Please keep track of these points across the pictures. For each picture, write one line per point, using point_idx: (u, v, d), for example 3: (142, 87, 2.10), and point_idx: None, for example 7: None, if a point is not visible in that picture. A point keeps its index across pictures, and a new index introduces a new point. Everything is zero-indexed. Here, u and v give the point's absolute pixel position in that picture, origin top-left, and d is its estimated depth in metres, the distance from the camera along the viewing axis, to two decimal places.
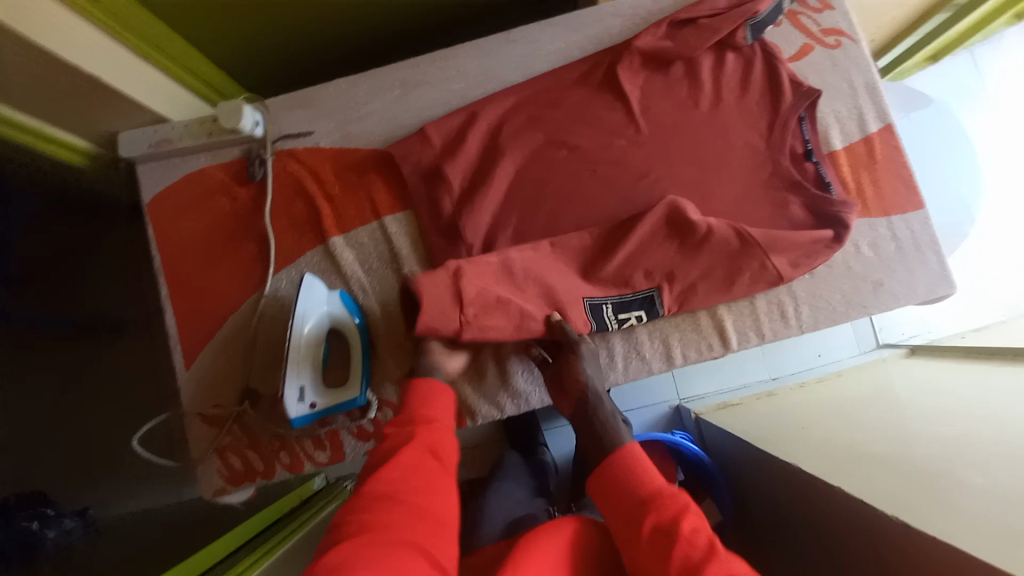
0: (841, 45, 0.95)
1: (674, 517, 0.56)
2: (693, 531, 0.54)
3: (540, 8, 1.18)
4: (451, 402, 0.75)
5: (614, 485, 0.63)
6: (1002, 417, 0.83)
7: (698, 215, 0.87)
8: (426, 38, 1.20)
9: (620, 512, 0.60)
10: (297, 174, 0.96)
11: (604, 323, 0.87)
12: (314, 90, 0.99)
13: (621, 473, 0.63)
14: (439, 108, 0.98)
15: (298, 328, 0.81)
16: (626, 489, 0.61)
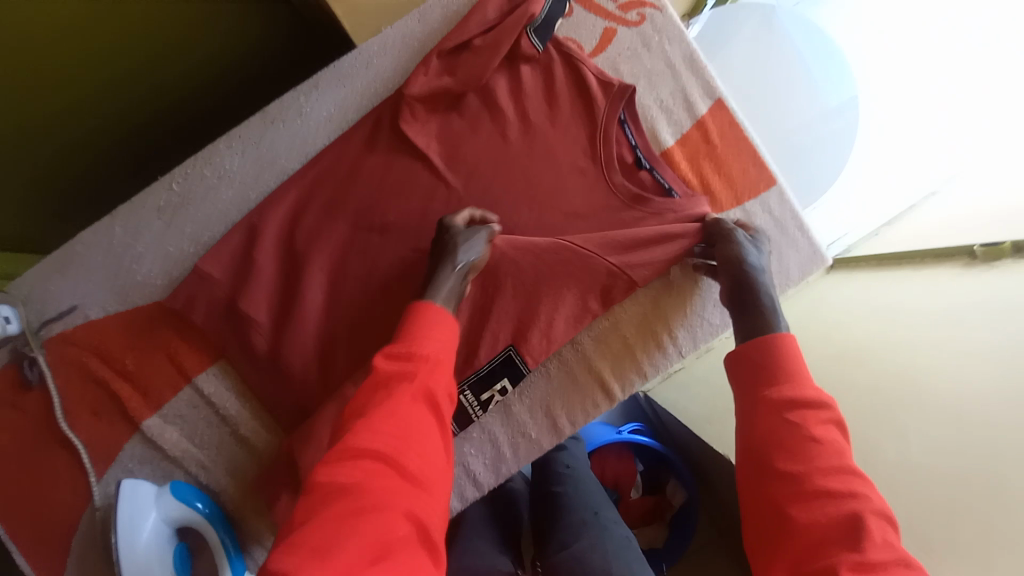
0: (645, 17, 0.81)
1: (812, 412, 0.58)
2: (820, 430, 0.57)
3: None
4: (451, 335, 0.62)
5: (764, 367, 0.63)
6: (948, 347, 0.80)
7: (529, 256, 0.76)
8: None
9: (753, 395, 0.62)
10: (80, 360, 0.80)
11: (467, 414, 0.79)
12: (60, 253, 0.81)
13: (775, 358, 0.63)
14: (215, 227, 0.80)
15: (127, 556, 0.70)
16: (774, 375, 0.62)
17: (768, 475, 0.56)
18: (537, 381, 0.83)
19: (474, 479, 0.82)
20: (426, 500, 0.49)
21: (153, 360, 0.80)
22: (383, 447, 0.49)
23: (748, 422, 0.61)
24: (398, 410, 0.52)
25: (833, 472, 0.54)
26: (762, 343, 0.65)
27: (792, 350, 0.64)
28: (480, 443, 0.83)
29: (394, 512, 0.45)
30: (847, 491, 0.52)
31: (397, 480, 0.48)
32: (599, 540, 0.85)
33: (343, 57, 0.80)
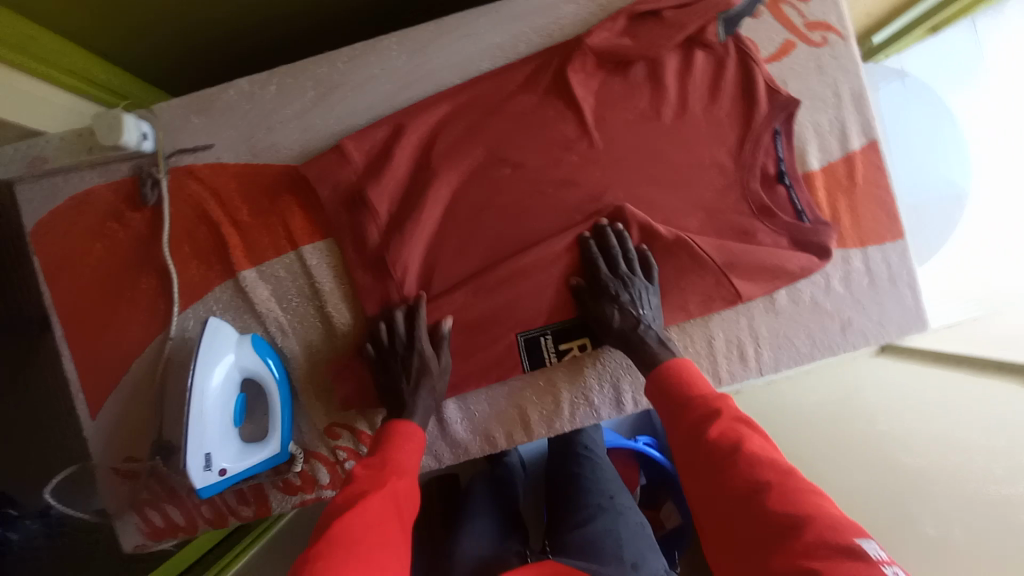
0: (827, 42, 0.81)
1: (718, 419, 0.58)
2: (724, 434, 0.56)
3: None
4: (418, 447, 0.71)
5: (669, 398, 0.66)
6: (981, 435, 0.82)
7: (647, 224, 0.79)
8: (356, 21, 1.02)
9: (672, 423, 0.63)
10: (198, 196, 0.82)
11: (542, 358, 0.81)
12: (213, 92, 0.83)
13: (672, 384, 0.67)
14: (363, 114, 0.83)
15: (201, 389, 0.72)
16: (680, 400, 0.64)
17: (710, 492, 0.55)
18: (613, 352, 0.84)
19: (527, 424, 0.84)
20: (398, 480, 0.64)
21: (268, 218, 0.82)
22: (379, 457, 0.68)
23: (677, 444, 0.61)
24: (371, 501, 0.60)
25: (746, 468, 0.53)
26: (656, 376, 0.69)
27: (682, 374, 0.67)
28: (542, 393, 0.84)
29: (389, 497, 0.61)
30: (758, 484, 0.51)
31: (376, 509, 0.59)
32: (612, 525, 0.88)
33: None
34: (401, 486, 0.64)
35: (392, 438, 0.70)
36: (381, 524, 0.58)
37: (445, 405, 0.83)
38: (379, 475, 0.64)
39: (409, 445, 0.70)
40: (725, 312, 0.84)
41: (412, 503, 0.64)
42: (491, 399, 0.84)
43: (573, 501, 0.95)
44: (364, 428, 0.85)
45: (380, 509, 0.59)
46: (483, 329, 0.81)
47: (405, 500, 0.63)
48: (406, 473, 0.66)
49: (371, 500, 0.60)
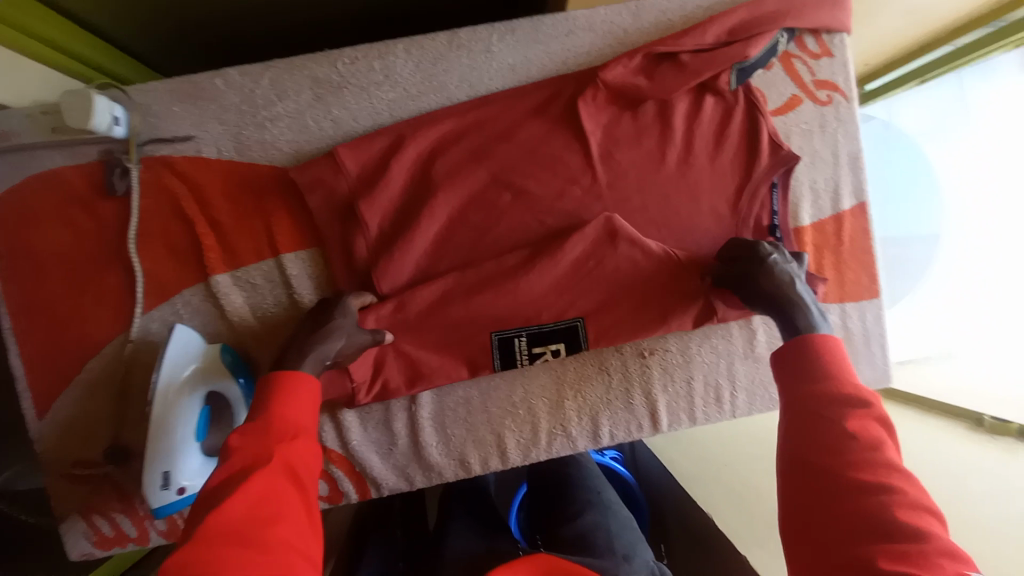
0: (832, 102, 0.83)
1: (864, 413, 0.52)
2: (862, 428, 0.51)
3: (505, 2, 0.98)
4: (315, 399, 0.60)
5: (801, 370, 0.57)
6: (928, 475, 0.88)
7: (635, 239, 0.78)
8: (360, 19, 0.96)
9: (796, 398, 0.55)
10: (173, 192, 0.77)
11: (514, 358, 0.79)
12: (197, 79, 0.76)
13: (811, 358, 0.58)
14: (363, 121, 0.79)
15: (161, 401, 0.68)
16: (816, 377, 0.56)
17: (823, 482, 0.49)
18: (595, 385, 0.84)
19: (503, 453, 0.83)
20: (292, 444, 0.53)
21: (247, 219, 0.77)
22: (264, 420, 0.55)
23: (800, 422, 0.53)
24: (257, 481, 0.48)
25: (877, 469, 0.48)
26: (798, 344, 0.59)
27: (828, 351, 0.58)
28: (521, 423, 0.83)
29: (285, 466, 0.51)
30: (890, 488, 0.47)
31: (265, 483, 0.48)
32: (602, 519, 0.83)
33: (549, 15, 0.80)
34: (295, 453, 0.53)
35: (277, 395, 0.58)
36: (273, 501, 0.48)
37: (420, 428, 0.81)
38: (261, 444, 0.52)
39: (302, 396, 0.59)
40: (711, 339, 0.85)
41: (314, 466, 0.55)
42: (469, 424, 0.82)
43: (559, 506, 0.91)
44: (334, 447, 0.81)
45: (276, 489, 0.49)
46: (470, 353, 0.79)
47: (305, 465, 0.54)
48: (299, 435, 0.55)
49: (261, 478, 0.49)
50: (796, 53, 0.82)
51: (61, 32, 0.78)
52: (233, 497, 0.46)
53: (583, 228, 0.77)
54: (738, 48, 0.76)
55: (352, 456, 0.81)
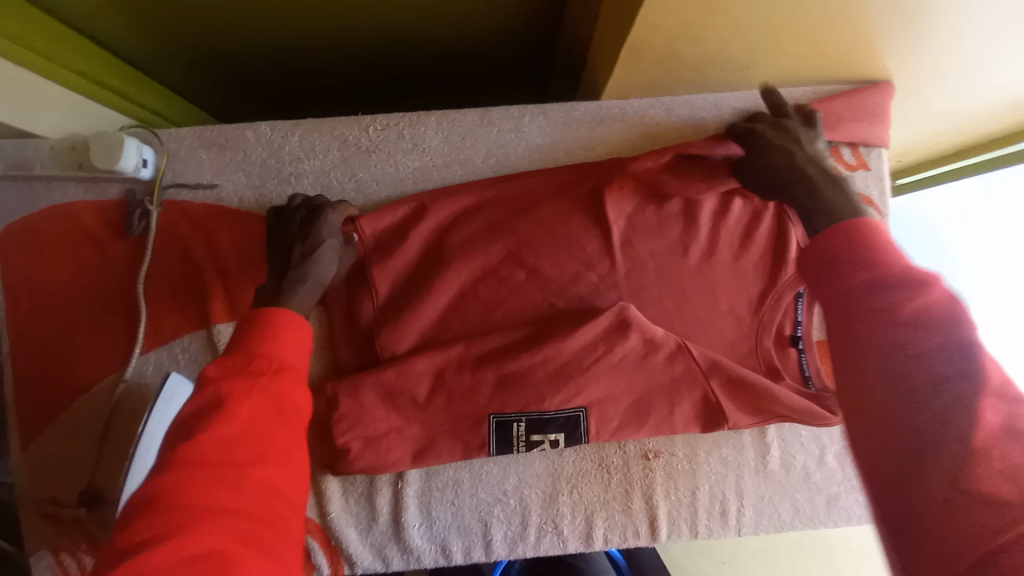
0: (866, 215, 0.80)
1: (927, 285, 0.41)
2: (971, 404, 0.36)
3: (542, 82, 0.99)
4: (310, 342, 0.55)
5: (849, 273, 0.45)
6: None
7: (647, 331, 0.75)
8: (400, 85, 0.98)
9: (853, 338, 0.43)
10: (187, 236, 0.76)
11: (510, 444, 0.75)
12: (229, 129, 0.77)
13: (863, 246, 0.45)
14: (386, 185, 0.79)
15: (144, 455, 0.64)
16: (875, 286, 0.43)
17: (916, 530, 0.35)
18: (593, 481, 0.79)
19: (487, 543, 0.78)
20: (276, 377, 0.49)
21: (257, 270, 0.77)
22: (243, 353, 0.50)
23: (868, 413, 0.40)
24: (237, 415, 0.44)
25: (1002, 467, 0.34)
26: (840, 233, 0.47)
27: (859, 230, 0.47)
28: (510, 513, 0.78)
29: (273, 404, 0.47)
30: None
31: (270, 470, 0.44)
32: None
33: (581, 103, 0.80)
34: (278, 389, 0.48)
35: (261, 330, 0.52)
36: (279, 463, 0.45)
37: (404, 507, 0.77)
38: (238, 374, 0.47)
39: (290, 331, 0.54)
40: (720, 448, 0.80)
41: (301, 421, 0.49)
42: (454, 509, 0.78)
43: None
44: (312, 516, 0.77)
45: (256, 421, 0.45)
46: (465, 435, 0.75)
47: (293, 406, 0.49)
48: (292, 377, 0.50)
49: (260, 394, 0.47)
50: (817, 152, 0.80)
51: (108, 72, 0.79)
52: (204, 437, 0.42)
53: (594, 317, 0.74)
54: None
55: (329, 527, 0.77)
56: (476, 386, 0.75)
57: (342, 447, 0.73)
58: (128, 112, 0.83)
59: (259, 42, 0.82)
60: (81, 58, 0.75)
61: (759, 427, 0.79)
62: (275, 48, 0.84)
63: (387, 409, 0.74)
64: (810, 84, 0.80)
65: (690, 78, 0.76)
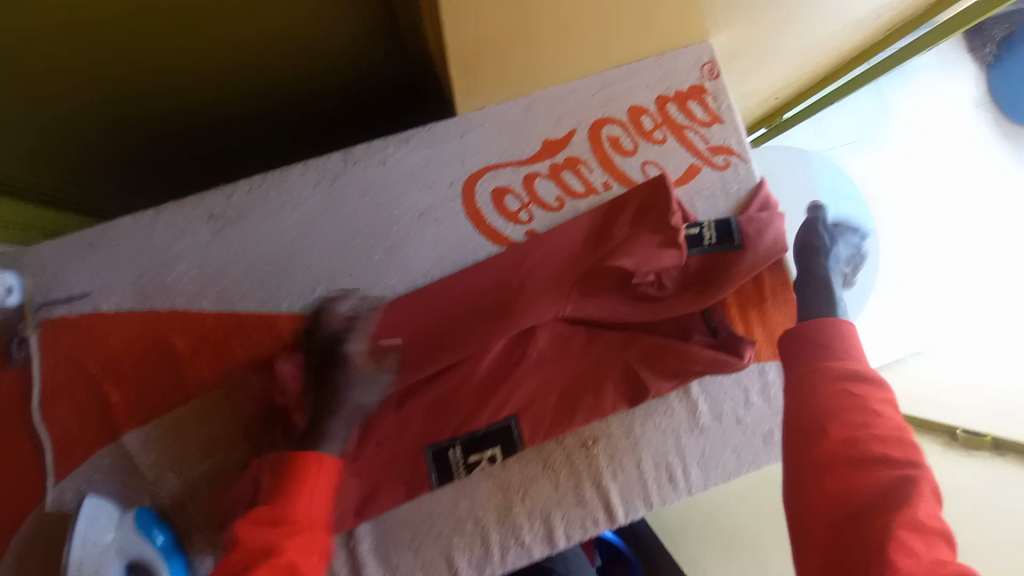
0: (730, 165, 0.84)
1: (865, 391, 0.62)
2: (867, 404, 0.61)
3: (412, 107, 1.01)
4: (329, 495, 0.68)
5: (816, 349, 0.67)
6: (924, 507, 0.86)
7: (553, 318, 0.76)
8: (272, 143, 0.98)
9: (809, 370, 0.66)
10: (75, 351, 0.74)
11: (450, 470, 0.76)
12: (91, 233, 0.76)
13: (838, 341, 0.67)
14: (267, 249, 0.78)
15: None
16: (823, 357, 0.66)
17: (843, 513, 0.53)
18: (542, 482, 0.80)
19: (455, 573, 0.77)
20: (293, 538, 0.61)
21: (156, 366, 0.75)
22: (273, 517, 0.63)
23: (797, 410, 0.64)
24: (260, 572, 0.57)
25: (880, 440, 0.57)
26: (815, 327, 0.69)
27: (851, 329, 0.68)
28: (470, 538, 0.78)
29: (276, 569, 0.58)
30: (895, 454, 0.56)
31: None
32: None
33: (439, 122, 0.81)
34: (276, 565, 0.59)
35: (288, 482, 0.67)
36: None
37: (362, 563, 0.76)
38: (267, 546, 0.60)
39: (314, 488, 0.67)
40: (654, 417, 0.82)
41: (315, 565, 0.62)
42: (415, 548, 0.77)
43: None
44: None
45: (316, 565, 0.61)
46: (406, 473, 0.76)
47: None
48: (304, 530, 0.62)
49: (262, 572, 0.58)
50: (662, 110, 0.83)
51: None
52: None
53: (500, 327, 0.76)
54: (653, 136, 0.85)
55: None
56: (406, 421, 0.76)
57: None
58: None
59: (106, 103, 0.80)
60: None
61: (681, 386, 0.82)
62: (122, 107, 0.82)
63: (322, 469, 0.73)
64: (653, 56, 0.83)
65: (539, 76, 0.78)
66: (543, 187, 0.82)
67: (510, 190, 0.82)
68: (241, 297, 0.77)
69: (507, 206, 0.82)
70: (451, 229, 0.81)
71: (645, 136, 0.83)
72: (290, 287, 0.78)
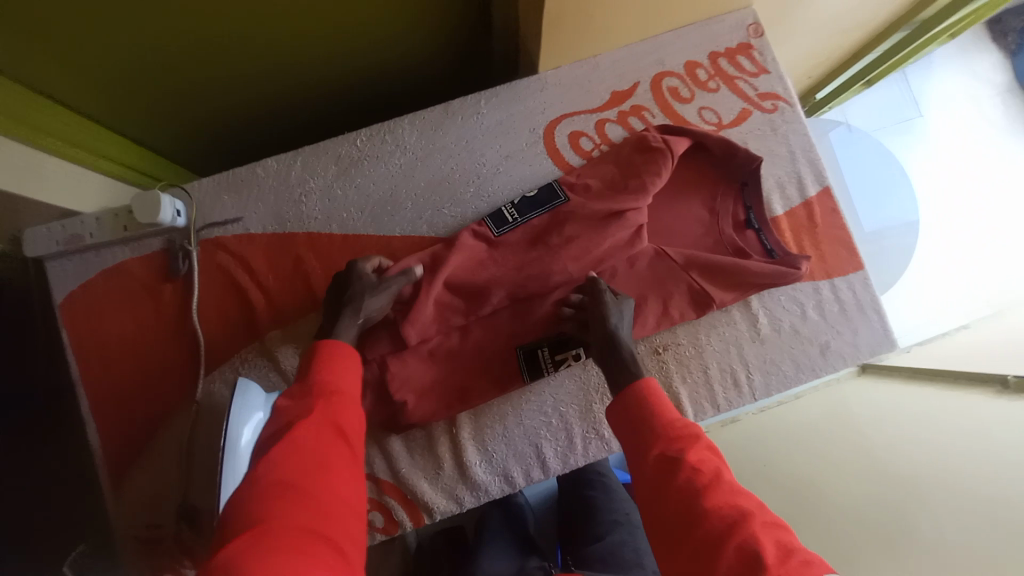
0: (777, 108, 0.97)
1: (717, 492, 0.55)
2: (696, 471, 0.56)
3: (488, 81, 1.17)
4: (359, 368, 0.68)
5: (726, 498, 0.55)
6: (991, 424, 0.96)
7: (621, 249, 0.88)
8: (372, 110, 1.15)
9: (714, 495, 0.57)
10: (225, 265, 0.90)
11: (540, 369, 0.86)
12: (241, 171, 0.92)
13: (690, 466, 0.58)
14: (382, 184, 0.93)
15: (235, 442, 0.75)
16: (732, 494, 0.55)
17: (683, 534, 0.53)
18: None
19: (543, 462, 0.87)
20: (331, 401, 0.61)
21: (291, 277, 0.90)
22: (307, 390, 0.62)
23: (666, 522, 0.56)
24: (307, 431, 0.56)
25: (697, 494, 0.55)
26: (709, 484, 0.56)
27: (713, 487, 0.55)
28: (556, 431, 0.88)
29: (330, 425, 0.59)
30: (729, 515, 0.52)
31: (353, 412, 0.62)
32: (629, 536, 0.96)
33: (524, 78, 0.96)
34: (332, 410, 0.60)
35: (316, 364, 0.65)
36: (347, 365, 0.66)
37: (463, 449, 0.86)
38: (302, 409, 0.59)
39: (341, 362, 0.66)
40: (717, 328, 0.91)
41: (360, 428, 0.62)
42: (506, 438, 0.87)
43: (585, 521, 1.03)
44: (386, 479, 0.85)
45: (693, 430, 0.62)
46: (500, 371, 0.87)
47: (352, 427, 0.61)
48: (340, 393, 0.62)
49: (328, 410, 0.60)
50: (713, 64, 0.96)
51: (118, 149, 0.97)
52: (280, 455, 0.54)
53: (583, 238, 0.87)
54: (709, 89, 0.97)
55: (401, 484, 0.85)
56: (500, 316, 0.89)
57: (398, 406, 0.82)
58: (102, 171, 0.92)
59: (234, 97, 0.98)
60: (60, 126, 0.86)
61: (743, 300, 0.91)
62: (251, 101, 1.00)
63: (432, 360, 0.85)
64: (701, 20, 0.97)
65: (604, 39, 0.92)
66: (611, 130, 0.96)
67: (584, 134, 0.96)
68: (361, 223, 0.92)
69: (582, 147, 0.96)
70: (533, 167, 0.95)
71: (700, 86, 0.96)
72: (399, 215, 0.93)
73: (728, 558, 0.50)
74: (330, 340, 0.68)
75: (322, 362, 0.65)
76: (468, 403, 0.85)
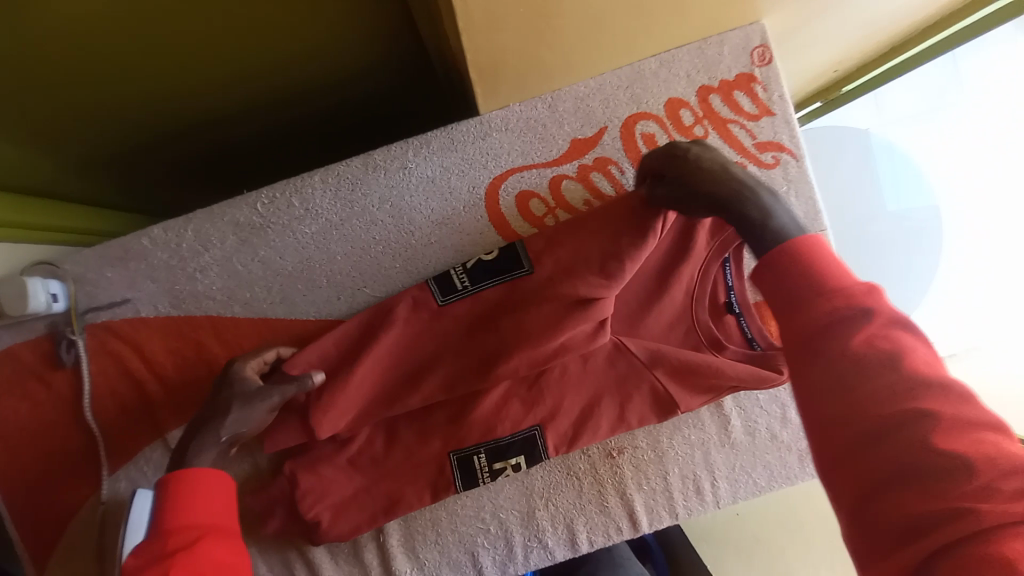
0: (780, 162, 0.77)
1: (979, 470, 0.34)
2: (945, 470, 0.34)
3: (432, 103, 0.97)
4: (228, 492, 0.61)
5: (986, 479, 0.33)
6: None
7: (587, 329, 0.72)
8: (298, 138, 0.97)
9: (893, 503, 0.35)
10: (117, 353, 0.78)
11: (474, 478, 0.76)
12: (124, 242, 0.77)
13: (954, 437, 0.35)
14: (292, 258, 0.78)
15: None
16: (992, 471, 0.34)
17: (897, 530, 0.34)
18: (565, 491, 0.80)
19: (479, 570, 0.80)
20: (195, 547, 0.54)
21: (194, 366, 0.79)
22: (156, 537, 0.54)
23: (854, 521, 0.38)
24: None
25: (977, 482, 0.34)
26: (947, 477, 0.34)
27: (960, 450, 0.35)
28: (494, 538, 0.80)
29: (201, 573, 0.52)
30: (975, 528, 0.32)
31: (224, 551, 0.56)
32: None
33: (464, 121, 0.76)
34: (198, 559, 0.53)
35: (174, 496, 0.57)
36: (211, 497, 0.59)
37: (392, 557, 0.79)
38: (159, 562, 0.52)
39: (203, 491, 0.59)
40: (682, 430, 0.80)
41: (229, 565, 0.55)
42: (439, 545, 0.80)
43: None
44: None
45: (871, 294, 0.42)
46: (431, 481, 0.77)
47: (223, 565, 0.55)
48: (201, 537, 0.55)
49: (189, 562, 0.52)
50: (703, 102, 0.77)
51: None
52: None
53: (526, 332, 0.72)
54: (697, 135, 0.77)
55: None
56: (431, 416, 0.77)
57: (313, 523, 0.74)
58: None
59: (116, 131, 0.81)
60: None
61: (715, 401, 0.79)
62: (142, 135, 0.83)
63: (351, 467, 0.75)
64: (693, 41, 0.75)
65: (560, 74, 0.72)
66: (570, 189, 0.78)
67: (536, 194, 0.78)
68: (269, 305, 0.78)
69: (533, 210, 0.79)
70: (473, 236, 0.79)
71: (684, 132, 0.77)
72: (315, 294, 0.79)
73: (899, 502, 0.35)
74: (175, 475, 0.58)
75: (180, 498, 0.57)
76: (394, 514, 0.76)
